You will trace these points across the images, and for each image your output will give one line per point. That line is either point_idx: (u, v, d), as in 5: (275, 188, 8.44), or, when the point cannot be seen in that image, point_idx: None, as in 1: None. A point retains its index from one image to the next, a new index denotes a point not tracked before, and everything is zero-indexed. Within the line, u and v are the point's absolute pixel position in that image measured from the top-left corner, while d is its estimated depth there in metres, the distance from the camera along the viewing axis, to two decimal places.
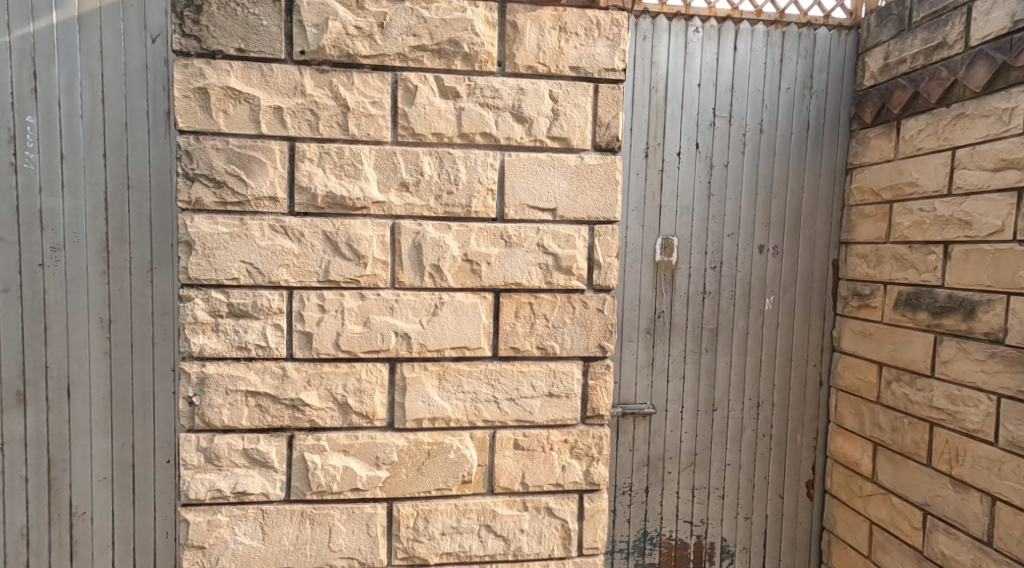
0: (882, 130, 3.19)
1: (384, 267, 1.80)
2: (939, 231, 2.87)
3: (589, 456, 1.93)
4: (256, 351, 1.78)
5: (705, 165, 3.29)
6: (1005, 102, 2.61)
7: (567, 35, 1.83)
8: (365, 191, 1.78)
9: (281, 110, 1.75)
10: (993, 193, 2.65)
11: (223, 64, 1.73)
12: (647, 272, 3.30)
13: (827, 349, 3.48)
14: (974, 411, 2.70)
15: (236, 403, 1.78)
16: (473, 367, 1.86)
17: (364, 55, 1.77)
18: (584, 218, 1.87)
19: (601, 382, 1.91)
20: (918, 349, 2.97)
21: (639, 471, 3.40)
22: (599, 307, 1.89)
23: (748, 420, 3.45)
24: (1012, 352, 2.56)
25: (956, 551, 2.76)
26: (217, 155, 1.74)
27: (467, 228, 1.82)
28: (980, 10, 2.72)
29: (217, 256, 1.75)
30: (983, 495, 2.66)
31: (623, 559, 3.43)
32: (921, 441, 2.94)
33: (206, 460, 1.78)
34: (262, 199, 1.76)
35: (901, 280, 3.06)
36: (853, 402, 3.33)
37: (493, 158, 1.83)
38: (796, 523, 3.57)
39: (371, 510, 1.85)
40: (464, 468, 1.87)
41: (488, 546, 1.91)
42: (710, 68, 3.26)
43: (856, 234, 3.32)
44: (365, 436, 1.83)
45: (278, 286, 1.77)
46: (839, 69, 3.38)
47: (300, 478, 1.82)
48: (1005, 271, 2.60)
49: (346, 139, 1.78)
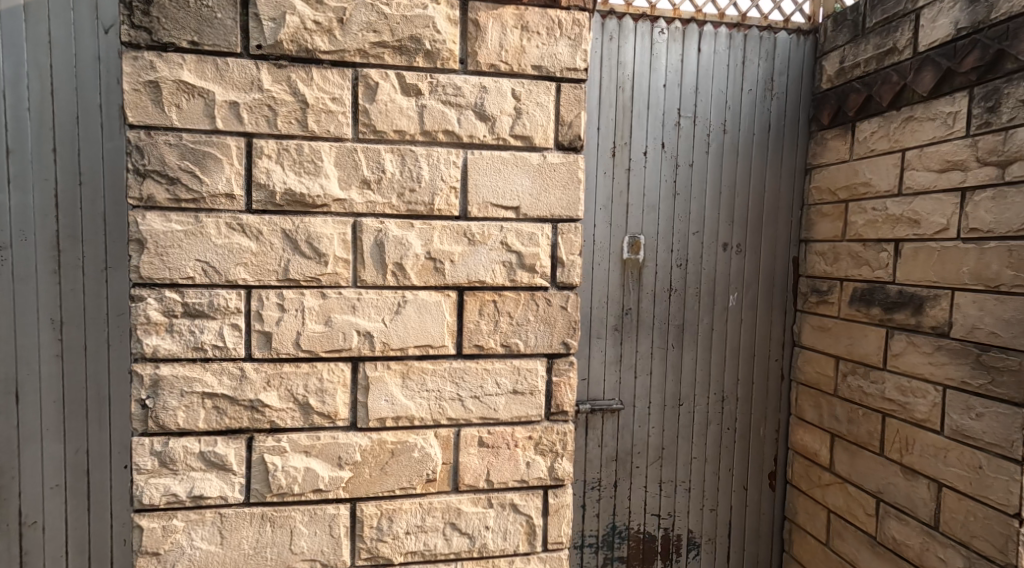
0: (838, 131, 3.27)
1: (346, 265, 1.78)
2: (891, 229, 2.95)
3: (554, 452, 1.93)
4: (212, 352, 1.74)
5: (670, 165, 3.33)
6: (950, 106, 2.70)
7: (529, 34, 1.83)
8: (325, 188, 1.76)
9: (236, 105, 1.71)
10: (940, 192, 2.74)
11: (176, 58, 1.69)
12: (615, 269, 3.32)
13: (788, 344, 3.56)
14: (922, 402, 2.79)
15: (192, 405, 1.74)
16: (437, 366, 1.85)
17: (323, 51, 1.74)
18: (548, 217, 1.87)
19: (566, 378, 1.93)
20: (871, 343, 3.06)
21: (607, 467, 3.43)
22: (563, 305, 1.90)
23: (713, 415, 3.51)
24: (956, 345, 2.65)
25: (906, 536, 2.86)
26: (170, 151, 1.70)
27: (430, 226, 1.81)
28: (927, 17, 2.80)
29: (171, 254, 1.71)
30: (931, 482, 2.75)
31: (592, 554, 3.46)
32: (875, 431, 3.03)
33: (161, 464, 1.74)
34: (218, 197, 1.72)
35: (856, 277, 3.15)
36: (813, 395, 3.42)
37: (456, 156, 1.82)
38: (759, 513, 3.65)
39: (334, 510, 1.83)
40: (429, 466, 1.86)
41: (453, 543, 1.90)
42: (675, 68, 3.30)
43: (815, 233, 3.41)
44: (327, 436, 1.81)
45: (236, 285, 1.74)
46: (798, 71, 3.45)
47: (259, 481, 1.79)
48: (950, 267, 2.68)
49: (305, 135, 1.75)
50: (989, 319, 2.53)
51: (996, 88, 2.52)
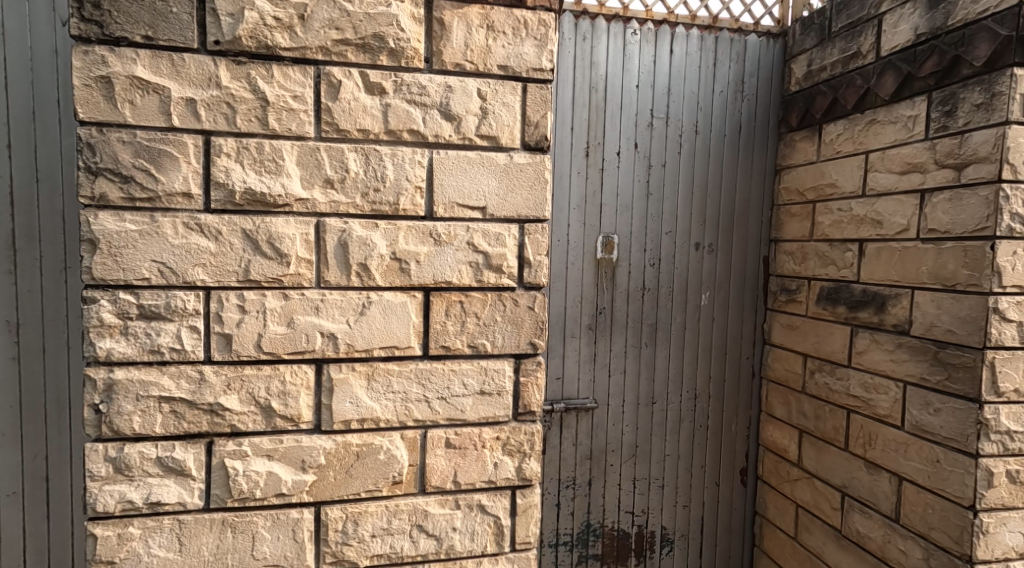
0: (806, 134, 3.34)
1: (309, 266, 1.75)
2: (855, 230, 3.02)
3: (521, 452, 1.93)
4: (170, 355, 1.70)
5: (643, 165, 3.36)
6: (910, 110, 2.77)
7: (494, 33, 1.82)
8: (287, 187, 1.73)
9: (193, 101, 1.68)
10: (900, 194, 2.80)
11: (129, 52, 1.64)
12: (589, 269, 3.33)
13: (758, 342, 3.63)
14: (884, 398, 2.86)
15: (149, 410, 1.70)
16: (404, 366, 1.83)
17: (284, 47, 1.71)
18: (514, 217, 1.87)
19: (533, 379, 1.92)
20: (837, 341, 3.13)
21: (582, 465, 3.44)
22: (530, 305, 1.90)
23: (686, 413, 3.54)
24: (915, 342, 2.71)
25: (869, 529, 2.93)
26: (124, 148, 1.66)
27: (395, 226, 1.80)
28: (890, 22, 2.87)
29: (125, 255, 1.66)
30: (892, 476, 2.82)
31: (567, 552, 3.47)
32: (840, 427, 3.10)
33: (116, 470, 1.70)
34: (175, 196, 1.68)
35: (823, 276, 3.22)
36: (782, 392, 3.49)
37: (421, 156, 1.80)
38: (731, 509, 3.71)
39: (298, 514, 1.80)
40: (395, 468, 1.85)
41: (419, 545, 1.88)
42: (647, 69, 3.32)
43: (784, 233, 3.48)
44: (290, 440, 1.78)
45: (194, 286, 1.70)
46: (768, 74, 3.51)
47: (220, 486, 1.75)
48: (910, 266, 2.74)
49: (266, 134, 1.72)
50: (945, 317, 2.58)
51: (953, 93, 2.59)
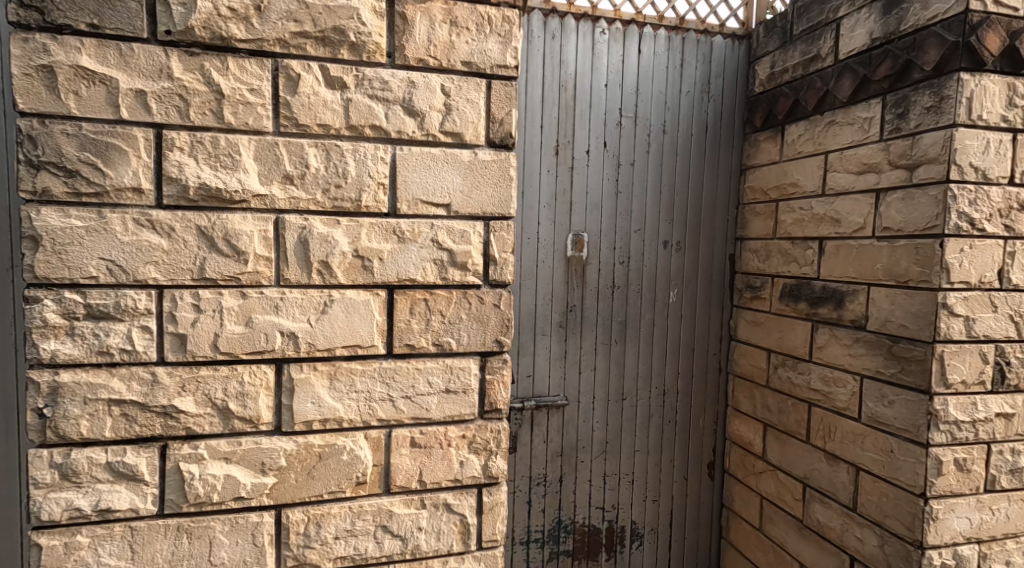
0: (770, 134, 3.39)
1: (268, 263, 1.71)
2: (816, 228, 3.08)
3: (487, 451, 1.92)
4: (120, 356, 1.64)
5: (612, 163, 3.36)
6: (866, 112, 2.82)
7: (458, 29, 1.80)
8: (244, 183, 1.68)
9: (143, 93, 1.62)
10: (858, 193, 2.85)
11: (73, 41, 1.58)
12: (559, 267, 3.33)
13: (725, 338, 3.68)
14: (843, 391, 2.92)
15: (97, 413, 1.64)
16: (367, 366, 1.80)
17: (240, 39, 1.66)
18: (479, 214, 1.85)
19: (499, 376, 1.91)
20: (799, 337, 3.19)
21: (552, 462, 3.44)
22: (496, 303, 1.88)
23: (655, 409, 3.57)
24: (871, 337, 2.77)
25: (829, 518, 2.99)
26: (68, 141, 1.59)
27: (358, 223, 1.76)
28: (847, 27, 2.92)
29: (71, 253, 1.60)
30: (850, 467, 2.88)
31: (538, 549, 3.46)
32: (802, 420, 3.16)
33: (62, 477, 1.63)
34: (124, 191, 1.62)
35: (785, 274, 3.27)
36: (747, 387, 3.54)
37: (384, 152, 1.77)
38: (699, 502, 3.75)
39: (257, 518, 1.76)
40: (359, 469, 1.81)
41: (384, 546, 1.86)
42: (616, 68, 3.33)
43: (749, 231, 3.53)
44: (248, 442, 1.74)
45: (146, 285, 1.64)
46: (733, 75, 3.55)
47: (175, 491, 1.70)
48: (866, 263, 2.80)
49: (221, 128, 1.67)
50: (899, 313, 2.64)
51: (905, 96, 2.64)
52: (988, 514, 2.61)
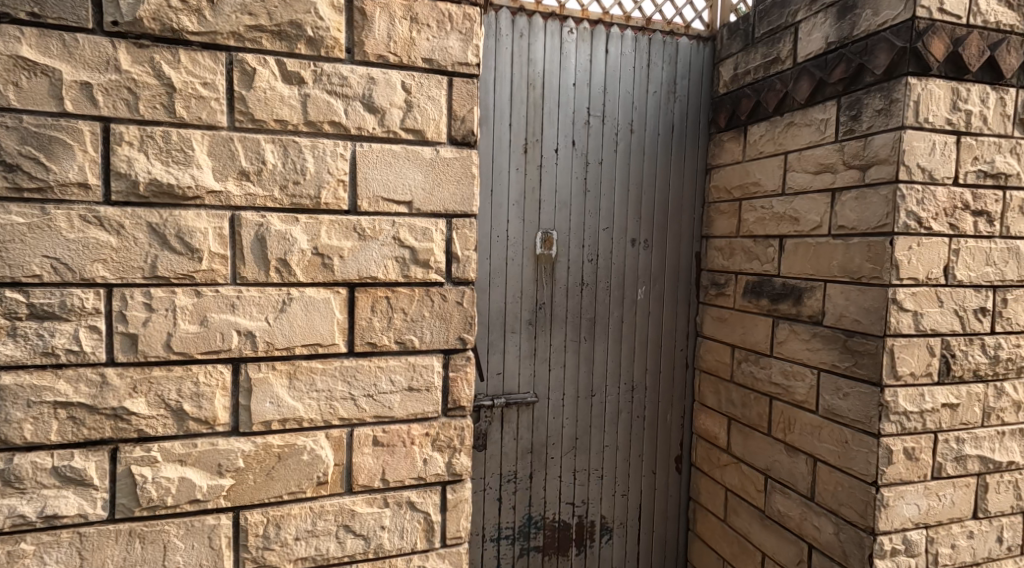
0: (733, 134, 3.44)
1: (223, 261, 1.67)
2: (776, 226, 3.14)
3: (451, 448, 1.91)
4: (66, 358, 1.58)
5: (581, 162, 3.37)
6: (823, 114, 2.88)
7: (418, 26, 1.78)
8: (198, 179, 1.64)
9: (90, 86, 1.56)
10: (815, 192, 2.91)
11: (12, 30, 1.52)
12: (528, 265, 3.33)
13: (691, 335, 3.73)
14: (802, 385, 2.98)
15: (42, 416, 1.58)
16: (327, 365, 1.78)
17: (192, 31, 1.62)
18: (442, 211, 1.84)
19: (463, 374, 1.90)
20: (760, 332, 3.25)
21: (523, 459, 3.44)
22: (459, 300, 1.87)
23: (623, 405, 3.60)
24: (828, 332, 2.83)
25: (789, 508, 3.06)
26: (8, 135, 1.53)
27: (317, 220, 1.73)
28: (805, 30, 2.98)
29: (12, 251, 1.54)
30: (808, 458, 2.95)
31: (509, 545, 3.47)
32: (763, 414, 3.22)
33: (5, 482, 1.57)
34: (69, 186, 1.57)
35: (748, 271, 3.33)
36: (712, 382, 3.60)
37: (343, 148, 1.74)
38: (667, 495, 3.80)
39: (214, 520, 1.72)
40: (320, 469, 1.79)
41: (347, 546, 1.84)
42: (584, 68, 3.33)
43: (715, 228, 3.58)
44: (204, 443, 1.70)
45: (94, 284, 1.59)
46: (698, 76, 3.59)
47: (126, 495, 1.65)
48: (823, 260, 2.86)
49: (172, 122, 1.62)
50: (853, 308, 2.70)
51: (858, 99, 2.70)
52: (936, 500, 2.69)
